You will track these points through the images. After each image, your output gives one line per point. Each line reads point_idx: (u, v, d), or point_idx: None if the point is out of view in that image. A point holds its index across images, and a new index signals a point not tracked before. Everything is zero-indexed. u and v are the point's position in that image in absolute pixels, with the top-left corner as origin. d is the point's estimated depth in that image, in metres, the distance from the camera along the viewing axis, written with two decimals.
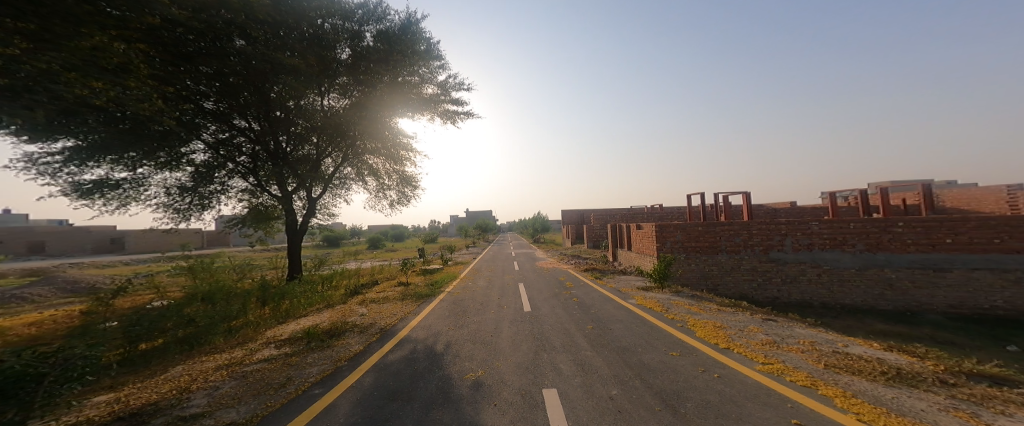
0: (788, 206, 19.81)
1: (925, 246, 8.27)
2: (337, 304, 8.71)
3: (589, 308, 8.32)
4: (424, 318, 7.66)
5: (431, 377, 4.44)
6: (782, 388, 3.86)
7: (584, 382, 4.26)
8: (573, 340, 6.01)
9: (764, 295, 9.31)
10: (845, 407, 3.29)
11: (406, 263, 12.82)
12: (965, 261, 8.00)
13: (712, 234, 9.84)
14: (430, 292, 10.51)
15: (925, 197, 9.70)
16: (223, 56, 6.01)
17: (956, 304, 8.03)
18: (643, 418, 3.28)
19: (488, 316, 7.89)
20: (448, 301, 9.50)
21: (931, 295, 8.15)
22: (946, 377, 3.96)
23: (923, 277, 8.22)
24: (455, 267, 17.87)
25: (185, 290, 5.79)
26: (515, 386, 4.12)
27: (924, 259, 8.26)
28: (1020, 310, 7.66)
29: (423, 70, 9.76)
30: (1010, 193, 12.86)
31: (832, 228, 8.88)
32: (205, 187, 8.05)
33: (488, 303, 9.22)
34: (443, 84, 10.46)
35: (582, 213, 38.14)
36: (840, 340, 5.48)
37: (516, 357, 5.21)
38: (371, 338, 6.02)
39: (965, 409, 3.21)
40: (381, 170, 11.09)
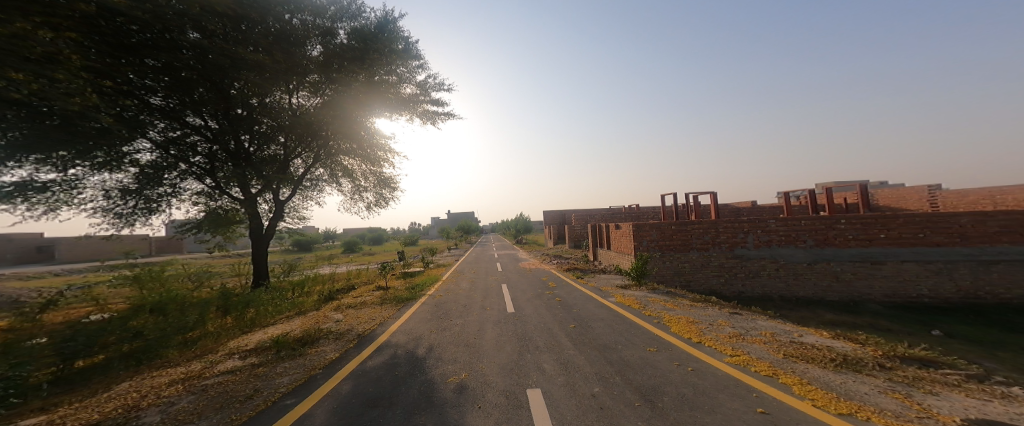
0: (747, 206, 21.02)
1: (863, 241, 8.96)
2: (309, 311, 8.37)
3: (571, 308, 8.43)
4: (404, 322, 7.49)
5: (414, 382, 4.36)
6: (746, 379, 4.07)
7: (567, 380, 4.32)
8: (556, 340, 6.09)
9: (730, 290, 9.77)
10: (802, 394, 3.51)
11: (384, 267, 12.55)
12: (897, 254, 8.75)
13: (684, 232, 10.24)
14: (410, 296, 10.31)
15: (862, 197, 10.51)
16: (175, 49, 5.65)
17: (891, 293, 8.76)
18: (624, 414, 3.36)
19: (471, 318, 7.82)
20: (429, 304, 9.34)
21: (870, 285, 8.85)
22: (884, 361, 4.31)
23: (864, 269, 8.90)
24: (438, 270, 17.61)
25: (130, 302, 5.36)
26: (499, 387, 4.12)
27: (864, 253, 8.95)
28: (942, 298, 8.47)
29: (402, 69, 9.71)
30: (930, 192, 14.27)
31: (787, 225, 9.47)
32: (153, 189, 7.51)
33: (470, 305, 9.18)
34: (422, 84, 10.35)
35: (563, 213, 38.66)
36: (796, 331, 5.83)
37: (499, 358, 5.22)
38: (348, 345, 5.83)
39: (901, 390, 3.51)
40: (357, 171, 10.79)
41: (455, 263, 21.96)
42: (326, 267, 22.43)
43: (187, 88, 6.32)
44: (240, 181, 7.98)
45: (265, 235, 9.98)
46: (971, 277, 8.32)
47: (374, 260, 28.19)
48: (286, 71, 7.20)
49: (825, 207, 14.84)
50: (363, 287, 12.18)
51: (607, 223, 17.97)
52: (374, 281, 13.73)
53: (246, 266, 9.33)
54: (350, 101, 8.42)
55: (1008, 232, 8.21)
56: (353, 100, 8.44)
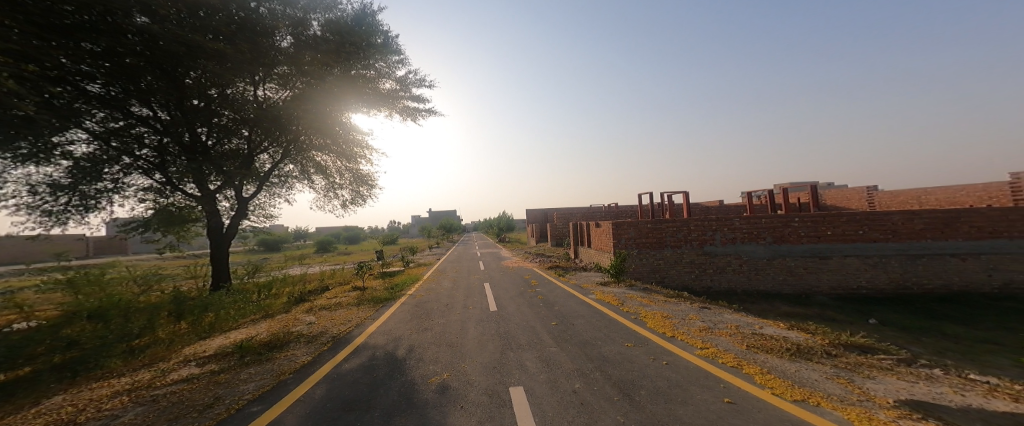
0: (715, 205, 22.03)
1: (813, 237, 9.59)
2: (278, 314, 8.04)
3: (554, 305, 8.52)
4: (383, 323, 7.33)
5: (394, 383, 4.28)
6: (714, 370, 4.27)
7: (549, 377, 4.37)
8: (537, 337, 6.14)
9: (700, 285, 10.19)
10: (762, 383, 3.72)
11: (360, 267, 12.14)
12: (843, 249, 9.45)
13: (659, 230, 10.57)
14: (389, 296, 10.08)
15: (811, 197, 11.22)
16: (119, 33, 5.21)
17: (836, 286, 9.43)
18: (603, 408, 3.44)
19: (453, 318, 7.75)
20: (409, 304, 9.18)
21: (819, 279, 9.49)
22: (830, 349, 4.64)
23: (817, 264, 9.51)
24: (417, 269, 17.29)
25: (62, 308, 4.85)
26: (481, 386, 4.12)
27: (815, 248, 9.57)
28: (877, 289, 9.22)
29: (383, 65, 9.62)
30: (868, 193, 15.62)
31: (749, 223, 9.97)
32: (91, 185, 6.89)
33: (452, 305, 9.09)
34: (402, 80, 10.17)
35: (545, 211, 38.87)
36: (757, 323, 6.15)
37: (481, 357, 5.21)
38: (322, 347, 5.65)
39: (845, 375, 3.79)
40: (332, 167, 10.41)
41: (436, 262, 21.63)
42: (296, 270, 21.52)
43: (137, 77, 5.87)
44: (197, 177, 7.50)
45: (225, 234, 9.45)
46: (901, 269, 9.14)
47: (348, 261, 27.33)
48: (251, 62, 6.80)
49: (781, 206, 15.83)
50: (338, 288, 11.80)
51: (588, 222, 18.28)
52: (350, 282, 13.33)
53: (203, 268, 8.79)
54: (325, 96, 8.07)
55: (932, 228, 9.06)
56: (329, 94, 8.11)
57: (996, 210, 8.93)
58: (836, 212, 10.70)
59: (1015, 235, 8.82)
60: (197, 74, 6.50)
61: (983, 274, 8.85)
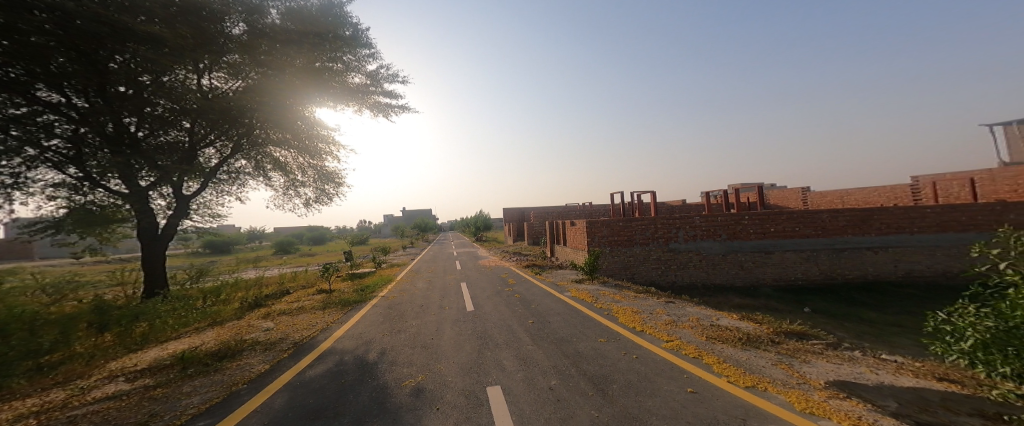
0: (679, 204, 23.11)
1: (759, 234, 10.30)
2: (228, 322, 7.53)
3: (531, 304, 8.56)
4: (351, 326, 7.05)
5: (364, 388, 4.12)
6: (677, 361, 4.45)
7: (525, 376, 4.36)
8: (515, 336, 6.12)
9: (666, 280, 10.63)
10: (720, 372, 3.92)
11: (325, 268, 11.56)
12: (782, 245, 10.23)
13: (630, 228, 10.88)
14: (361, 299, 9.70)
15: (758, 197, 12.04)
16: (24, 9, 4.59)
17: (779, 278, 10.18)
18: (578, 404, 3.48)
19: (428, 319, 7.57)
20: (381, 306, 8.89)
21: (766, 272, 10.21)
22: (774, 337, 5.00)
23: (762, 259, 10.21)
24: (388, 270, 16.77)
25: None
26: (458, 387, 4.07)
27: (761, 244, 10.28)
28: (812, 280, 10.07)
29: (353, 59, 9.39)
30: (803, 193, 17.28)
31: (708, 221, 10.50)
32: None
33: (427, 306, 8.90)
34: (373, 74, 9.91)
35: (522, 210, 39.00)
36: (714, 315, 6.49)
37: (458, 358, 5.12)
38: (282, 354, 5.34)
39: (787, 361, 4.08)
40: (292, 164, 9.87)
41: (410, 262, 21.11)
42: (252, 272, 20.20)
43: (44, 57, 4.99)
44: (124, 172, 6.52)
45: (161, 236, 8.71)
46: (830, 262, 10.05)
47: (312, 262, 26.03)
48: (193, 47, 6.26)
49: (735, 204, 16.90)
50: (301, 292, 11.18)
51: (563, 221, 18.55)
52: (315, 285, 12.69)
53: (133, 274, 8.03)
54: (283, 87, 7.60)
55: (853, 225, 10.08)
56: (288, 87, 7.68)
57: (900, 209, 10.06)
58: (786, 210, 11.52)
59: (915, 230, 9.99)
60: (124, 57, 5.69)
61: (892, 264, 9.94)
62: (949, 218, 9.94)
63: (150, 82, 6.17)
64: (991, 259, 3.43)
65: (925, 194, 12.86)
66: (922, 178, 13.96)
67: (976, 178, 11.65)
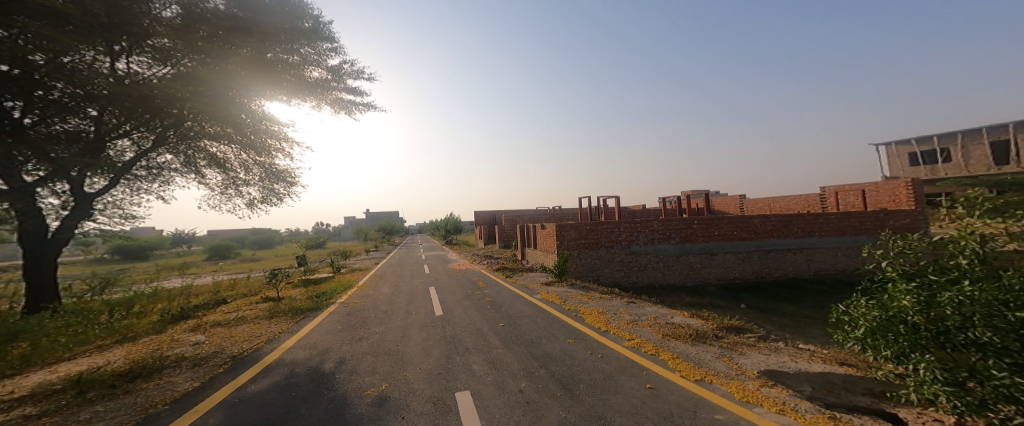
0: (641, 208, 24.16)
1: (705, 237, 10.99)
2: (144, 338, 6.68)
3: (501, 307, 8.48)
4: (303, 336, 6.58)
5: (319, 401, 3.82)
6: (636, 358, 4.59)
7: (496, 379, 4.28)
8: (485, 340, 6.02)
9: (628, 281, 10.99)
10: (674, 367, 4.10)
11: (272, 275, 10.70)
12: (723, 247, 11.02)
13: (596, 232, 11.12)
14: (317, 306, 9.10)
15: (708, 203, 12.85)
16: None
17: (720, 278, 11.00)
18: (547, 405, 3.47)
19: (393, 325, 7.24)
20: (341, 313, 8.39)
21: (711, 272, 10.97)
22: (718, 332, 5.36)
23: (708, 259, 10.95)
24: (348, 275, 15.90)
25: None
26: (426, 394, 3.90)
27: (707, 246, 10.99)
28: (746, 279, 11.03)
29: (312, 52, 8.68)
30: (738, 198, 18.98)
31: (664, 225, 10.99)
32: None
33: (393, 311, 8.53)
34: (335, 69, 9.30)
35: (494, 213, 38.85)
36: (668, 313, 6.80)
37: (425, 364, 4.92)
38: (217, 369, 4.87)
39: (727, 353, 4.47)
40: (232, 160, 9.03)
41: (374, 266, 20.19)
42: (181, 281, 18.10)
43: None
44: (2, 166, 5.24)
45: (51, 240, 7.63)
46: (760, 263, 11.08)
47: (257, 269, 23.96)
48: (106, 28, 5.53)
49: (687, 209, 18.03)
50: (242, 301, 10.29)
51: (533, 224, 18.65)
52: (261, 293, 11.75)
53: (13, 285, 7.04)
54: (224, 77, 6.90)
55: (778, 228, 11.14)
56: (232, 81, 7.01)
57: (811, 214, 11.16)
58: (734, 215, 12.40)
59: (823, 234, 11.24)
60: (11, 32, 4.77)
61: (805, 264, 11.19)
62: (847, 223, 11.28)
63: (47, 63, 5.00)
64: (874, 260, 3.87)
65: (829, 202, 14.47)
66: (826, 188, 15.99)
67: (867, 189, 13.47)
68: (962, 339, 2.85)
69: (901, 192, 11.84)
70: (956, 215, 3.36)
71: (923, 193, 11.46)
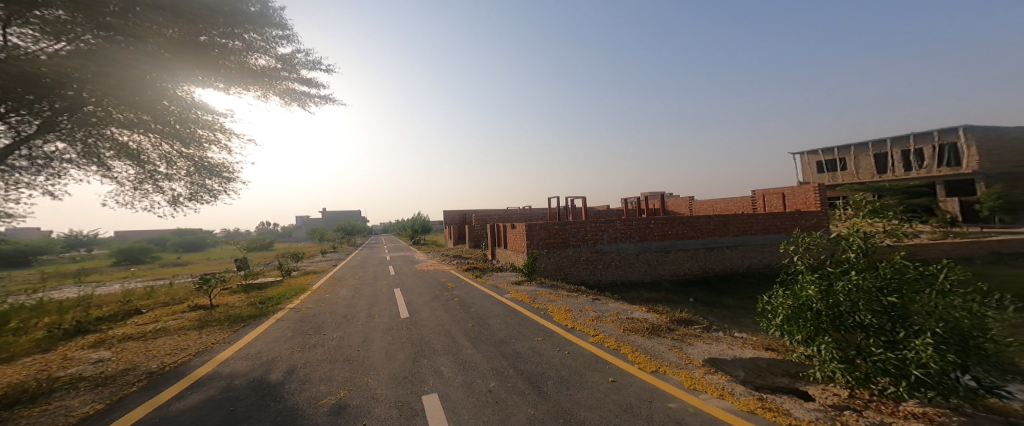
0: (605, 209, 24.88)
1: (661, 235, 11.54)
2: (32, 358, 5.64)
3: (470, 307, 8.23)
4: (242, 345, 5.94)
5: (264, 414, 3.42)
6: (598, 353, 4.64)
7: (464, 380, 4.10)
8: (453, 341, 5.79)
9: (593, 279, 11.20)
10: (632, 360, 4.19)
11: (203, 281, 9.51)
12: (676, 245, 11.65)
13: (564, 231, 11.21)
14: (261, 313, 8.26)
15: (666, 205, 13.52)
16: None
17: (674, 275, 11.60)
18: (516, 403, 3.37)
19: (353, 330, 6.77)
20: (291, 319, 7.71)
21: (667, 269, 11.53)
22: (671, 325, 5.61)
23: (663, 256, 11.49)
24: (298, 279, 14.67)
25: None
26: (389, 399, 3.63)
27: (663, 244, 11.55)
28: (696, 275, 11.76)
29: (257, 38, 7.41)
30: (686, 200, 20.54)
31: (626, 225, 11.34)
32: None
33: (352, 315, 8.01)
34: (286, 59, 8.13)
35: (463, 213, 38.12)
36: (628, 309, 6.99)
37: (389, 369, 4.61)
38: (130, 388, 4.23)
39: (677, 344, 4.70)
40: (151, 152, 7.07)
41: (331, 269, 18.85)
42: (98, 289, 15.62)
43: None
44: None
45: None
46: (706, 260, 11.91)
47: (184, 274, 21.26)
48: None
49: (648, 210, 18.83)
50: (161, 311, 9.17)
51: (502, 224, 18.52)
52: (188, 301, 10.52)
53: None
54: (142, 59, 5.89)
55: (719, 228, 12.06)
56: (150, 63, 6.01)
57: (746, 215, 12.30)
58: (682, 215, 13.24)
59: (753, 232, 12.45)
60: None
61: (738, 259, 12.23)
62: (771, 222, 12.70)
63: None
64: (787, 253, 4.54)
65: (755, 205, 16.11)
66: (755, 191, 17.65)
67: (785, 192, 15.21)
68: (852, 322, 3.56)
69: (810, 195, 13.20)
70: (849, 214, 4.31)
71: (824, 197, 12.99)
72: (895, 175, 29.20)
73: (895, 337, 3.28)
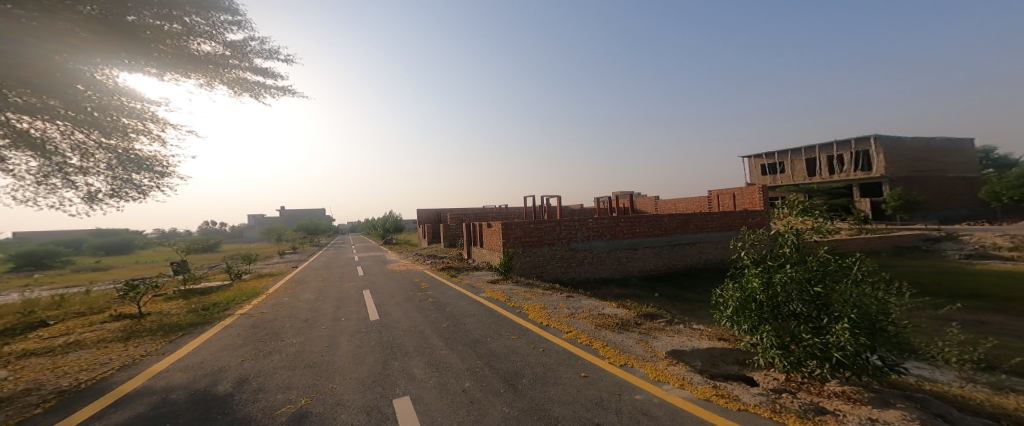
0: (579, 207, 25.25)
1: (630, 233, 12.05)
2: None
3: (445, 307, 8.08)
4: (179, 355, 5.55)
5: None
6: (569, 349, 4.68)
7: (438, 381, 3.96)
8: (426, 342, 5.63)
9: (568, 276, 11.28)
10: (603, 355, 4.34)
11: (128, 287, 8.59)
12: (644, 242, 12.23)
13: (540, 229, 11.15)
14: (203, 321, 7.74)
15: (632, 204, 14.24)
16: None
17: (641, 270, 12.14)
18: (490, 402, 3.29)
19: (316, 334, 6.47)
20: (241, 326, 7.28)
21: (636, 265, 12.04)
22: (640, 320, 5.77)
23: (633, 254, 11.98)
24: (250, 283, 13.74)
25: None
26: (357, 404, 3.45)
27: (631, 242, 12.05)
28: (660, 270, 12.43)
29: (202, 23, 6.14)
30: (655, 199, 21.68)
31: (598, 223, 11.64)
32: None
33: (314, 319, 7.67)
34: (237, 45, 6.76)
35: (440, 212, 37.62)
36: (599, 304, 7.11)
37: (358, 373, 4.39)
38: (37, 408, 3.80)
39: (644, 338, 4.91)
40: (59, 143, 5.58)
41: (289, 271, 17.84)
42: (12, 298, 13.85)
43: None
44: None
45: None
46: (670, 256, 12.64)
47: (106, 280, 18.98)
48: None
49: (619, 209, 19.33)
50: (75, 322, 8.28)
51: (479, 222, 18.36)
52: (109, 311, 9.59)
53: None
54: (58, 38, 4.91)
55: (681, 225, 12.91)
56: (57, 40, 4.91)
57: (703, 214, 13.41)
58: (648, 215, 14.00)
59: (709, 229, 13.53)
60: None
61: (697, 255, 13.17)
62: (725, 220, 13.87)
63: None
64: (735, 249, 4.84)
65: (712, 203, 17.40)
66: (713, 191, 19.02)
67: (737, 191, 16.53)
68: (786, 312, 3.90)
69: (756, 196, 14.84)
70: (784, 213, 4.59)
71: (767, 197, 14.63)
72: (822, 178, 32.57)
73: (821, 323, 3.71)
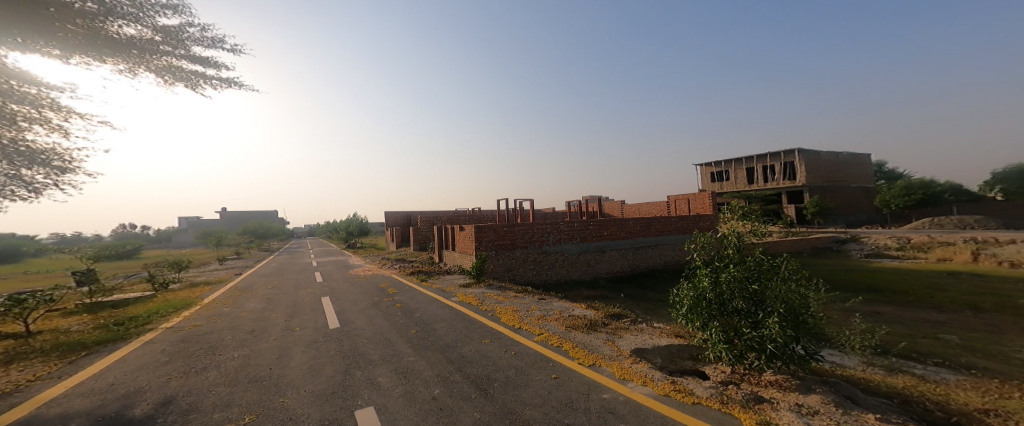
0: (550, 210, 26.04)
1: (597, 236, 12.87)
2: None
3: (413, 312, 8.30)
4: (84, 376, 5.28)
5: None
6: (544, 351, 5.13)
7: (406, 389, 4.28)
8: (393, 349, 5.86)
9: (539, 279, 11.83)
10: (574, 356, 4.86)
11: (14, 301, 7.63)
12: (610, 245, 13.09)
13: (513, 233, 11.58)
14: (113, 338, 7.29)
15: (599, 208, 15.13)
16: None
17: (607, 272, 12.97)
18: (462, 408, 3.67)
19: (262, 346, 6.48)
20: (166, 342, 7.01)
21: (603, 266, 12.84)
22: (606, 320, 6.38)
23: (600, 256, 12.76)
24: (181, 294, 12.82)
25: None
26: (316, 417, 3.69)
27: (599, 244, 12.86)
28: (625, 271, 13.34)
29: (127, 3, 5.44)
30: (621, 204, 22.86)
31: (568, 226, 12.33)
32: None
33: (261, 330, 7.57)
34: (174, 32, 6.13)
35: (410, 215, 37.12)
36: (569, 306, 7.68)
37: (314, 386, 4.58)
38: None
39: (610, 338, 5.50)
40: None
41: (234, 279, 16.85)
42: None
43: None
44: None
45: None
46: (633, 258, 13.60)
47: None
48: None
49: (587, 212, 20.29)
50: None
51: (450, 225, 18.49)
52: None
53: None
54: None
55: (643, 229, 13.92)
56: None
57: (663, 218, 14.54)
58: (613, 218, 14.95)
59: (668, 232, 14.70)
60: None
61: (658, 256, 14.24)
62: (681, 224, 15.10)
63: None
64: (689, 250, 5.47)
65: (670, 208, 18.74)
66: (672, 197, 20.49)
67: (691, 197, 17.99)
68: (731, 308, 4.54)
69: (707, 201, 16.26)
70: (729, 218, 5.44)
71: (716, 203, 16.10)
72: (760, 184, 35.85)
73: (757, 317, 4.35)
